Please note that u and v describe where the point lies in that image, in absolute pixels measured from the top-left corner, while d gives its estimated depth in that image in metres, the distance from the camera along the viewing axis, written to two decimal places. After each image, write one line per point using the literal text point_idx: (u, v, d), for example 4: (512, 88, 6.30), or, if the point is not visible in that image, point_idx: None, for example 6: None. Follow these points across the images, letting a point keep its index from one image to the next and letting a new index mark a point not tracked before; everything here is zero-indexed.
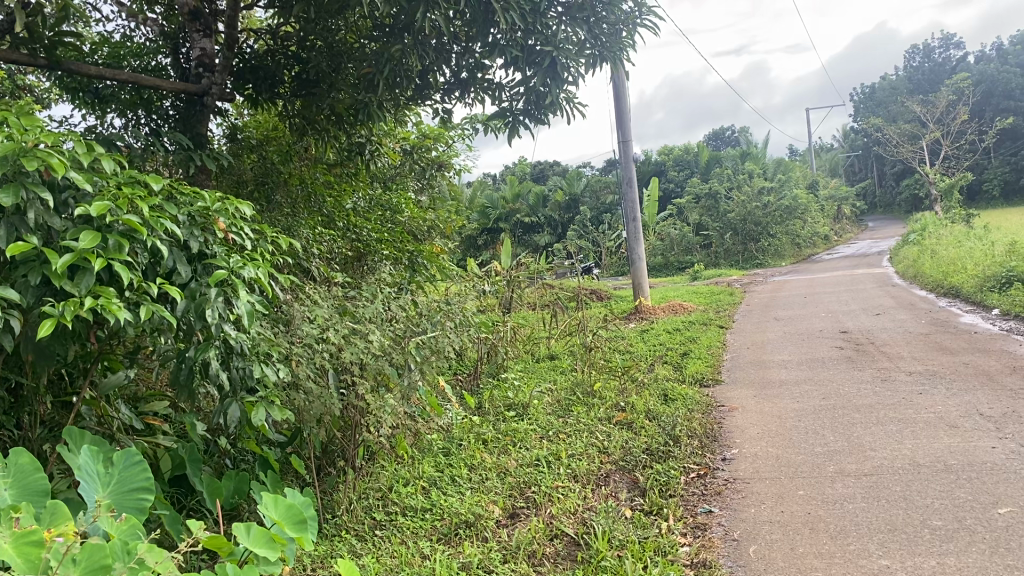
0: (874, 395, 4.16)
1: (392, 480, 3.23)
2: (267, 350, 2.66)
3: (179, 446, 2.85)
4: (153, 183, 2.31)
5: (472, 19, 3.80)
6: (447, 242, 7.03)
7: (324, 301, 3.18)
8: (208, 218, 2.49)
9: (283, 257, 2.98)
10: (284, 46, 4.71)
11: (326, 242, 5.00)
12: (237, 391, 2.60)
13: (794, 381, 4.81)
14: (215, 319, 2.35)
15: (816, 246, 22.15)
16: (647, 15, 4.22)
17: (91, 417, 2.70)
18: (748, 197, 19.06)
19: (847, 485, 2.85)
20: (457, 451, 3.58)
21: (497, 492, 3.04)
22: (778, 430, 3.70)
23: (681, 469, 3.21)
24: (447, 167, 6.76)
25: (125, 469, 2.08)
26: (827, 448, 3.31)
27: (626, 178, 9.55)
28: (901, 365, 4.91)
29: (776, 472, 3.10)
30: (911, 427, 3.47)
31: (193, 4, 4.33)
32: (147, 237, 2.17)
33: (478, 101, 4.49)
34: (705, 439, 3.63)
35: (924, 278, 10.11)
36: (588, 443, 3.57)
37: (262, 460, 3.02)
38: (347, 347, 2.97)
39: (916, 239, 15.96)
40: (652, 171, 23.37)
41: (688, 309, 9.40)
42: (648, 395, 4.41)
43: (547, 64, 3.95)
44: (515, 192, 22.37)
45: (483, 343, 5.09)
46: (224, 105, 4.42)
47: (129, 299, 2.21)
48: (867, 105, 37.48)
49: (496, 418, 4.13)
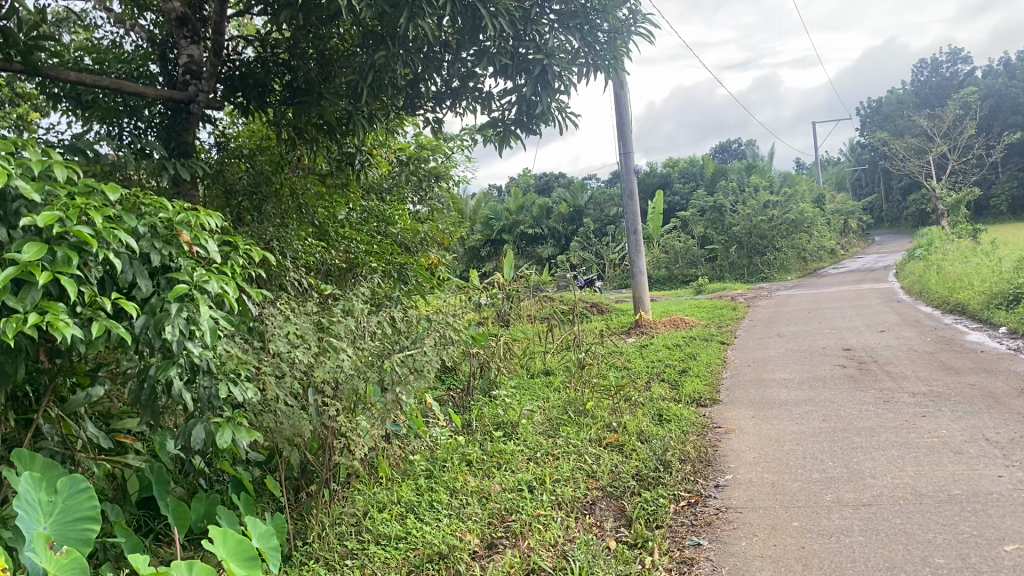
0: (877, 417, 4.01)
1: (367, 504, 3.11)
2: (236, 368, 2.54)
3: (146, 467, 2.72)
4: (109, 193, 2.19)
5: (461, 26, 3.70)
6: (444, 253, 6.93)
7: (299, 317, 3.05)
8: (172, 230, 2.38)
9: (257, 271, 2.86)
10: (274, 53, 4.58)
11: (316, 254, 4.88)
12: (203, 412, 2.49)
13: (794, 401, 4.68)
14: (176, 336, 2.23)
15: (823, 260, 21.96)
16: (642, 23, 4.11)
17: (55, 435, 2.54)
18: (753, 210, 18.89)
19: (844, 516, 2.71)
20: (440, 473, 3.44)
21: (475, 520, 2.91)
22: (776, 454, 3.56)
23: (670, 497, 3.07)
24: (446, 178, 6.66)
25: (70, 497, 1.96)
26: (824, 475, 3.18)
27: (627, 190, 9.43)
28: (905, 385, 4.76)
29: (772, 501, 2.96)
30: (914, 452, 3.32)
31: (179, 9, 4.22)
32: (100, 250, 2.04)
33: (469, 111, 4.37)
34: (698, 464, 3.50)
35: (931, 293, 9.96)
36: (575, 467, 3.43)
37: (235, 480, 2.90)
38: (320, 365, 2.85)
39: (923, 254, 15.79)
40: (658, 183, 23.22)
41: (690, 323, 9.25)
42: (643, 415, 4.27)
43: (538, 72, 3.83)
44: (519, 203, 22.23)
45: (475, 358, 4.95)
46: (210, 114, 4.31)
47: (82, 314, 2.09)
48: (875, 119, 37.33)
49: (483, 437, 4.00)
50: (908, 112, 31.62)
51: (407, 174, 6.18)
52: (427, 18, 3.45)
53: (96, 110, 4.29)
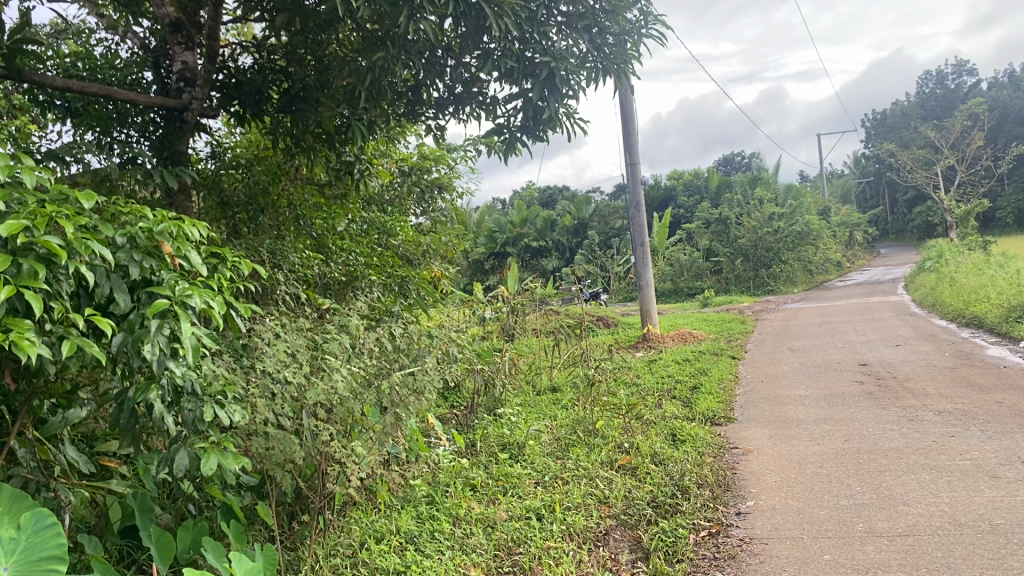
0: (902, 437, 3.83)
1: (364, 534, 2.92)
2: (221, 390, 2.37)
3: (129, 494, 2.54)
4: (82, 201, 2.02)
5: (464, 29, 3.55)
6: (447, 266, 6.78)
7: (290, 335, 2.89)
8: (153, 241, 2.20)
9: (244, 284, 2.69)
10: (272, 61, 4.44)
11: (314, 268, 4.70)
12: (187, 437, 2.33)
13: (813, 419, 4.49)
14: (156, 356, 2.06)
15: (829, 273, 21.76)
16: (654, 24, 3.93)
17: (30, 460, 2.36)
18: (758, 223, 18.74)
19: (880, 549, 2.52)
20: (442, 500, 3.25)
21: (480, 552, 2.73)
22: (798, 477, 3.37)
23: (690, 527, 2.89)
24: (449, 189, 6.51)
25: (34, 534, 1.77)
26: (853, 501, 2.99)
27: (632, 202, 9.26)
28: (928, 402, 4.57)
29: (798, 530, 2.77)
30: (947, 476, 3.14)
31: (173, 15, 4.13)
32: (71, 262, 1.88)
33: (473, 118, 4.21)
34: (717, 489, 3.31)
35: (944, 306, 9.76)
36: (586, 493, 3.25)
37: (225, 507, 2.71)
38: (312, 387, 2.68)
39: (933, 266, 15.58)
40: (661, 196, 23.08)
41: (699, 337, 9.03)
42: (655, 435, 4.09)
43: (545, 75, 3.65)
44: (523, 216, 22.02)
45: (480, 374, 4.77)
46: (204, 123, 4.13)
47: (51, 332, 1.92)
48: (879, 131, 37.23)
49: (489, 460, 3.81)
50: (914, 124, 31.44)
51: (409, 186, 6.05)
52: (427, 18, 3.31)
53: (87, 118, 4.12)
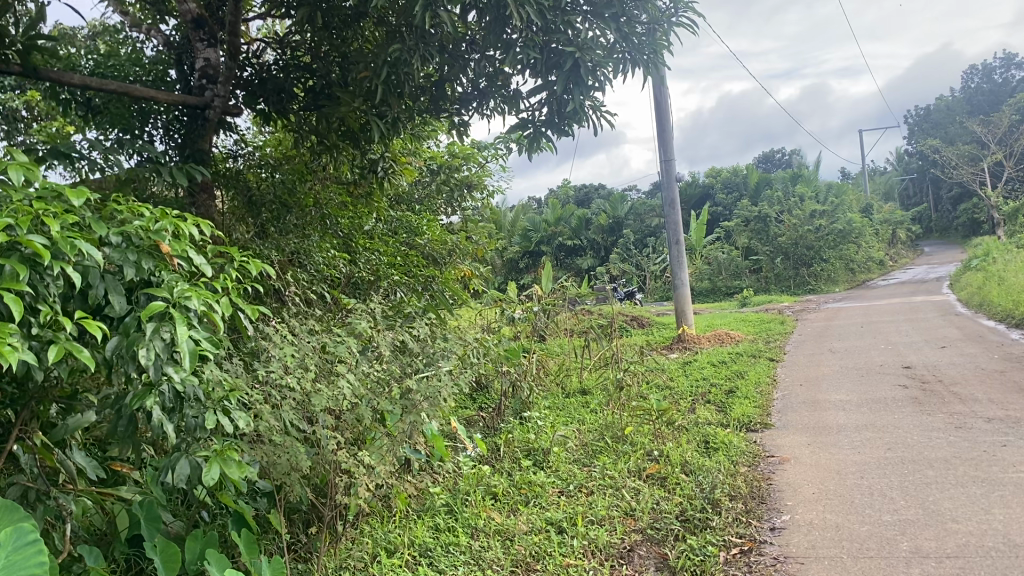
0: (949, 446, 3.62)
1: (376, 546, 2.80)
2: (225, 396, 2.26)
3: (135, 503, 2.44)
4: (72, 198, 1.93)
5: (486, 19, 3.40)
6: (478, 265, 6.67)
7: (301, 338, 2.77)
8: (149, 239, 2.10)
9: (252, 285, 2.57)
10: (295, 57, 4.33)
11: (339, 269, 4.61)
12: (189, 444, 2.23)
13: (854, 425, 4.30)
14: (152, 360, 1.95)
15: (873, 272, 21.28)
16: (685, 12, 3.75)
17: (31, 467, 2.31)
18: (799, 221, 18.37)
19: (926, 572, 2.33)
20: (461, 509, 3.12)
21: (497, 567, 2.60)
22: (838, 489, 3.19)
23: (720, 544, 2.73)
24: (480, 187, 6.40)
25: (15, 551, 1.67)
26: (898, 516, 2.80)
27: (668, 200, 9.05)
28: (977, 408, 4.34)
29: (838, 549, 2.59)
30: (999, 490, 2.93)
31: (195, 11, 4.03)
32: (56, 263, 1.78)
33: (497, 112, 4.07)
34: (750, 502, 3.14)
35: (993, 305, 9.41)
36: (611, 505, 3.10)
37: (236, 516, 2.60)
38: (321, 394, 2.56)
39: (980, 264, 15.13)
40: (699, 194, 22.76)
41: (736, 338, 8.80)
42: (687, 442, 3.92)
43: (569, 66, 3.49)
44: (558, 215, 21.83)
45: (506, 377, 4.64)
46: (225, 120, 4.02)
47: (40, 337, 1.82)
48: (923, 126, 36.38)
49: (513, 466, 3.68)
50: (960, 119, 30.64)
51: (438, 184, 5.94)
52: (446, 9, 3.17)
53: (107, 116, 4.07)
